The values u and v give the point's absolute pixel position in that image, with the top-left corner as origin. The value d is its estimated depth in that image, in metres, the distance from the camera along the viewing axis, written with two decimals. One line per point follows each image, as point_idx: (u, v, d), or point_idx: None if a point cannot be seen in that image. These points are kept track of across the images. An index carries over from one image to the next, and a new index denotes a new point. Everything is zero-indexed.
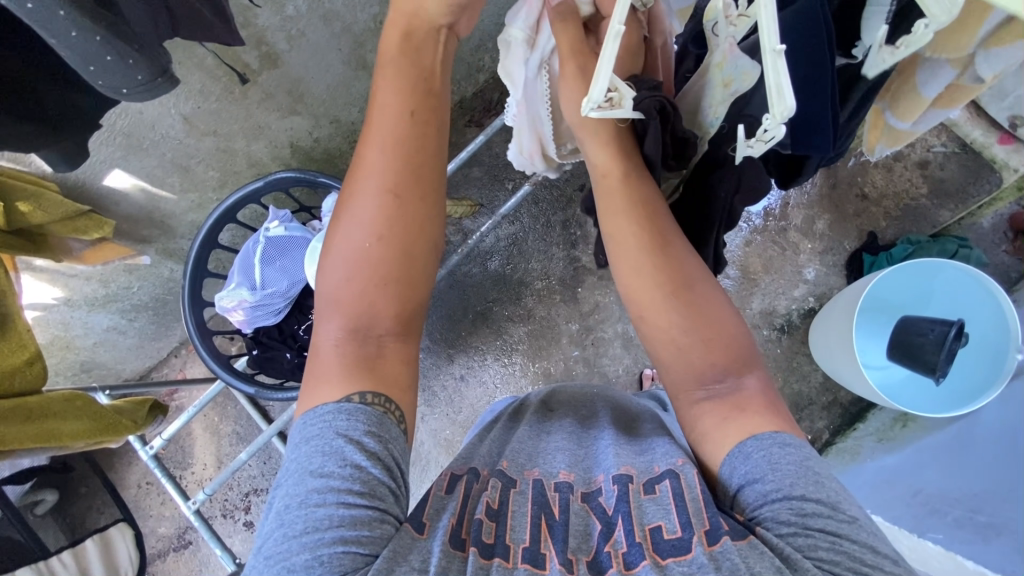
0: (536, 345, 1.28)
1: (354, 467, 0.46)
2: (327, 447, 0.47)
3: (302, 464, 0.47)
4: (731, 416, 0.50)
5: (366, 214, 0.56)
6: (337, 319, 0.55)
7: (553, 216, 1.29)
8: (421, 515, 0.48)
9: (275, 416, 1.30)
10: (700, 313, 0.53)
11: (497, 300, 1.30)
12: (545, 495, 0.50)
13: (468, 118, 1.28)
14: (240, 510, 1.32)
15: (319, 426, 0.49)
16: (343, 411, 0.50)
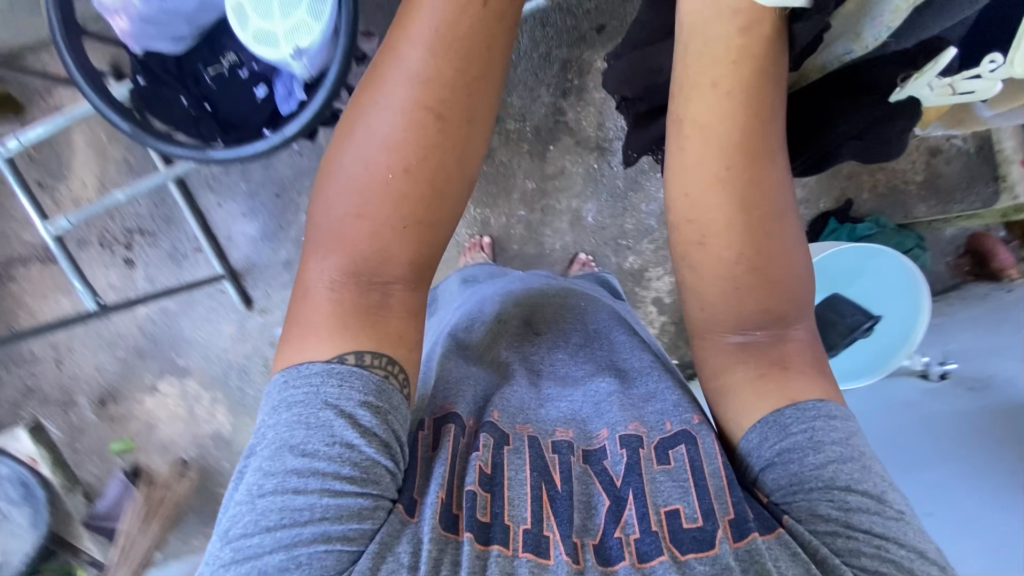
0: (485, 189, 1.30)
1: (343, 447, 0.52)
2: (320, 428, 0.53)
3: (295, 435, 0.53)
4: (769, 373, 0.61)
5: (381, 181, 0.55)
6: (336, 261, 0.57)
7: (556, 51, 1.23)
8: (412, 493, 0.55)
9: (195, 187, 1.27)
10: (772, 246, 0.58)
11: None
12: (545, 460, 0.58)
13: None
14: (120, 245, 1.30)
15: (309, 392, 0.54)
16: (349, 382, 0.55)
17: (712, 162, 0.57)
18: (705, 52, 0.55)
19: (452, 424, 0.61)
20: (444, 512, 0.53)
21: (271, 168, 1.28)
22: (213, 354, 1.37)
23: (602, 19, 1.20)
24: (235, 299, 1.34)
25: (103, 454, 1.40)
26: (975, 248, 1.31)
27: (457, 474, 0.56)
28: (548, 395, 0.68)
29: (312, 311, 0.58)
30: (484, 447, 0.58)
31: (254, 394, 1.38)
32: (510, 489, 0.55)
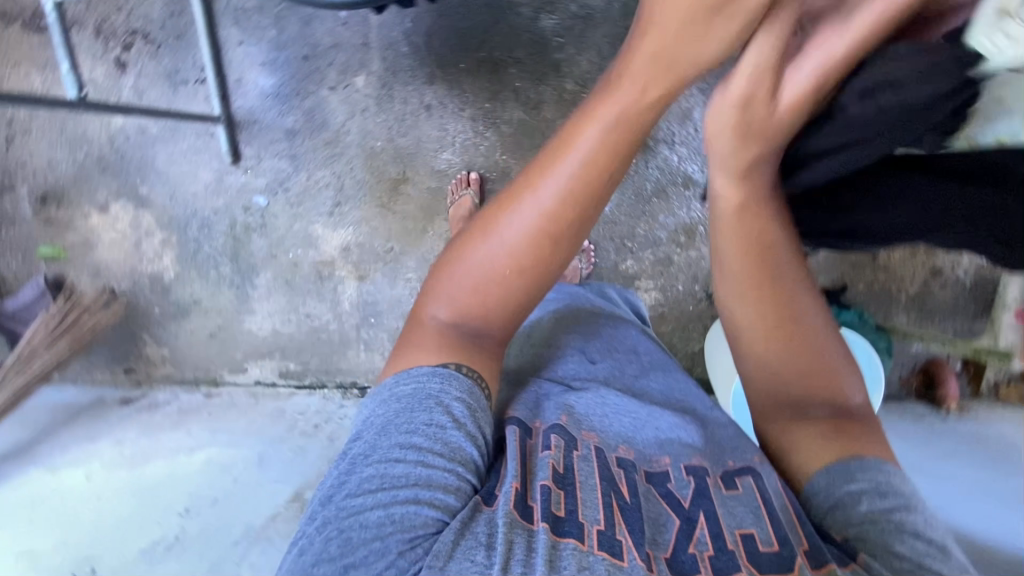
0: (518, 139, 1.24)
1: (438, 426, 0.60)
2: (422, 406, 0.61)
3: (398, 417, 0.61)
4: (831, 434, 0.66)
5: (504, 267, 0.64)
6: (445, 307, 0.67)
7: None
8: (491, 487, 0.61)
9: (223, 14, 1.16)
10: (806, 349, 0.67)
11: (519, 62, 1.19)
12: (611, 471, 0.64)
13: None
14: (118, 43, 1.17)
15: (412, 386, 0.63)
16: (449, 382, 0.63)
17: (758, 298, 0.67)
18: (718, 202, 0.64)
19: (523, 429, 0.67)
20: (522, 507, 0.59)
21: (307, 27, 1.17)
22: (178, 195, 1.27)
23: None
24: (223, 148, 1.24)
25: (29, 254, 1.30)
26: (928, 370, 1.38)
27: (535, 470, 0.63)
28: (614, 409, 0.72)
29: (420, 345, 0.66)
30: (554, 446, 0.65)
31: (209, 253, 1.31)
32: (581, 491, 0.61)
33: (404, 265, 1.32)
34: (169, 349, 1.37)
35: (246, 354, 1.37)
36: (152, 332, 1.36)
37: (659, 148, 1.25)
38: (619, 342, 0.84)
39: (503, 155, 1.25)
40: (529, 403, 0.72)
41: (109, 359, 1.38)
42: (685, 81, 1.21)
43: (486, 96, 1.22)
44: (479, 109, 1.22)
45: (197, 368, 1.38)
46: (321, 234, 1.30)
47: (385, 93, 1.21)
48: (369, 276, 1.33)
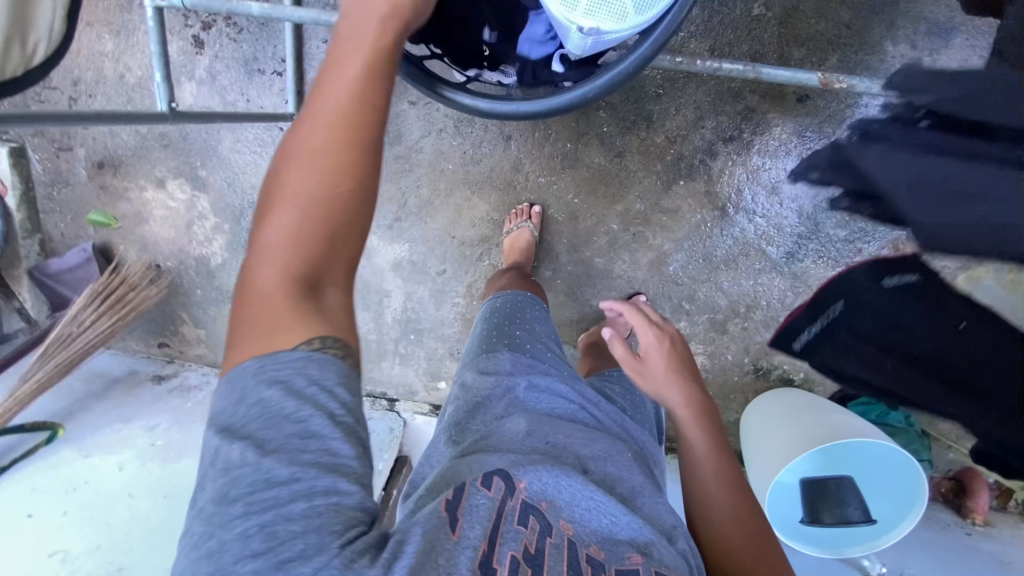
0: (593, 184, 1.19)
1: (329, 420, 0.42)
2: (305, 380, 0.43)
3: (273, 407, 0.42)
4: None
5: (326, 204, 0.43)
6: (270, 286, 0.43)
7: (746, 91, 1.10)
8: (455, 514, 0.51)
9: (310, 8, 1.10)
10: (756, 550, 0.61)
11: (610, 106, 1.13)
12: (579, 564, 0.52)
13: None
14: (198, 22, 1.12)
15: (285, 370, 0.42)
16: (311, 357, 0.43)
17: (727, 489, 0.66)
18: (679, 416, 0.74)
19: (506, 487, 0.55)
20: (486, 559, 0.48)
21: None
22: (235, 183, 1.23)
23: (810, 89, 1.09)
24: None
25: (80, 218, 1.28)
26: (962, 480, 1.34)
27: (504, 533, 0.51)
28: (595, 493, 0.58)
29: (251, 341, 0.43)
30: (531, 521, 0.53)
31: None
32: (548, 571, 0.50)
33: (453, 289, 1.29)
34: (204, 332, 1.36)
35: None
36: (190, 312, 1.35)
37: (739, 216, 1.19)
38: (604, 435, 0.70)
39: (575, 196, 1.20)
40: (510, 462, 0.59)
41: (145, 330, 1.38)
42: (782, 152, 1.14)
43: (568, 136, 1.16)
44: (559, 147, 1.17)
45: None
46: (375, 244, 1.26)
47: (464, 115, 1.15)
48: (416, 293, 1.30)
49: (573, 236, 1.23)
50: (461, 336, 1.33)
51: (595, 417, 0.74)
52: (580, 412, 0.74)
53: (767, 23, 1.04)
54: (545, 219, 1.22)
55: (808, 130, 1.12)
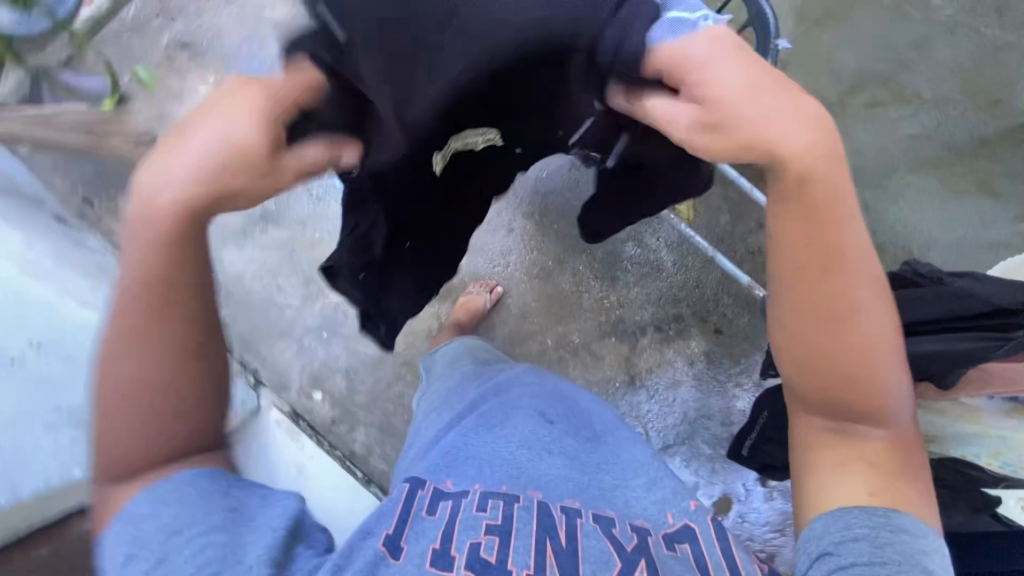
0: (548, 302, 1.39)
1: (225, 510, 0.57)
2: (214, 491, 0.57)
3: (193, 507, 0.56)
4: (847, 464, 0.62)
5: (171, 416, 0.55)
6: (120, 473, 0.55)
7: (685, 303, 1.40)
8: (396, 539, 0.60)
9: None
10: (852, 388, 0.59)
11: (590, 254, 1.40)
12: (550, 517, 0.62)
13: None
14: None
15: (177, 500, 0.55)
16: (202, 479, 0.57)
17: (828, 324, 0.56)
18: (816, 240, 0.54)
19: (455, 491, 0.65)
20: (440, 551, 0.58)
21: None
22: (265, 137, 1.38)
23: (725, 328, 1.40)
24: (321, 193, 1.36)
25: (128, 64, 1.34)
26: None
27: (461, 525, 0.60)
28: (556, 469, 0.68)
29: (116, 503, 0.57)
30: (491, 508, 0.62)
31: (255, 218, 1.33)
32: (515, 538, 0.60)
33: None
34: None
35: None
36: None
37: (639, 391, 1.39)
38: (589, 419, 0.79)
39: (531, 302, 1.39)
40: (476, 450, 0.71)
41: (85, 180, 1.32)
42: (689, 361, 1.40)
43: (552, 256, 1.40)
44: (540, 260, 1.40)
45: None
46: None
47: None
48: None
49: (511, 330, 1.38)
50: (366, 360, 1.34)
51: (562, 403, 0.80)
52: (546, 404, 0.78)
53: (716, 267, 1.40)
54: (498, 303, 1.37)
55: (712, 354, 1.40)
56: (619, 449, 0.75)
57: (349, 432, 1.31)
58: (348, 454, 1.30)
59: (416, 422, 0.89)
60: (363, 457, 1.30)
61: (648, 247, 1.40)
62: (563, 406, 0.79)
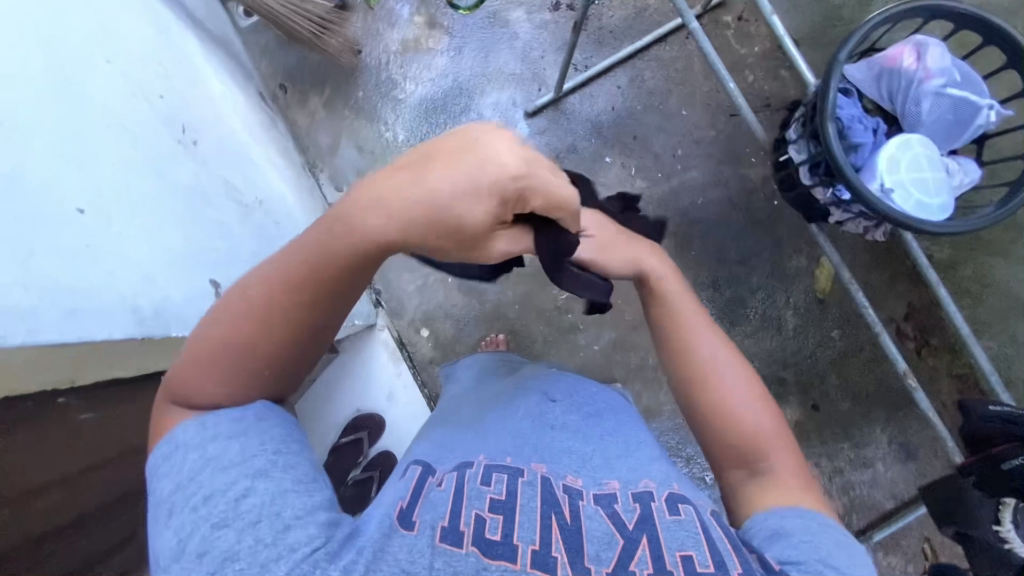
0: None
1: (270, 457, 0.53)
2: (262, 429, 0.55)
3: (237, 445, 0.53)
4: (769, 483, 0.65)
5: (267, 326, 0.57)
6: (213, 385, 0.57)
7: (791, 369, 1.39)
8: (408, 515, 0.53)
9: (636, 60, 1.41)
10: (741, 426, 0.69)
11: (718, 292, 1.40)
12: (553, 494, 0.56)
13: (915, 300, 1.38)
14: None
15: (216, 437, 0.54)
16: (256, 417, 0.56)
17: (732, 373, 0.72)
18: (701, 335, 0.76)
19: (461, 466, 0.60)
20: (450, 528, 0.51)
21: (659, 126, 1.41)
22: (434, 81, 1.40)
23: (821, 405, 1.38)
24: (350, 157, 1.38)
25: None
26: None
27: (467, 496, 0.55)
28: (560, 441, 0.64)
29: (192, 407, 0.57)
30: (496, 483, 0.57)
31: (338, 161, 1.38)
32: (521, 514, 0.54)
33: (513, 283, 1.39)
34: (322, 115, 1.39)
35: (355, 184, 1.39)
36: (335, 96, 1.39)
37: None
38: (597, 397, 0.73)
39: None
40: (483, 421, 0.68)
41: (288, 67, 1.39)
42: None
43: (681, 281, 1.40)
44: None
45: (316, 145, 1.38)
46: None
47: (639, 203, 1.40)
48: None
49: (619, 336, 1.39)
50: (478, 317, 1.39)
51: (568, 386, 0.74)
52: (554, 387, 0.73)
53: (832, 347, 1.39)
54: (614, 306, 1.39)
55: (802, 426, 1.39)
56: (618, 425, 0.69)
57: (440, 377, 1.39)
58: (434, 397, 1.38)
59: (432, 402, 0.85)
60: None
61: (774, 303, 1.40)
62: (568, 380, 0.76)
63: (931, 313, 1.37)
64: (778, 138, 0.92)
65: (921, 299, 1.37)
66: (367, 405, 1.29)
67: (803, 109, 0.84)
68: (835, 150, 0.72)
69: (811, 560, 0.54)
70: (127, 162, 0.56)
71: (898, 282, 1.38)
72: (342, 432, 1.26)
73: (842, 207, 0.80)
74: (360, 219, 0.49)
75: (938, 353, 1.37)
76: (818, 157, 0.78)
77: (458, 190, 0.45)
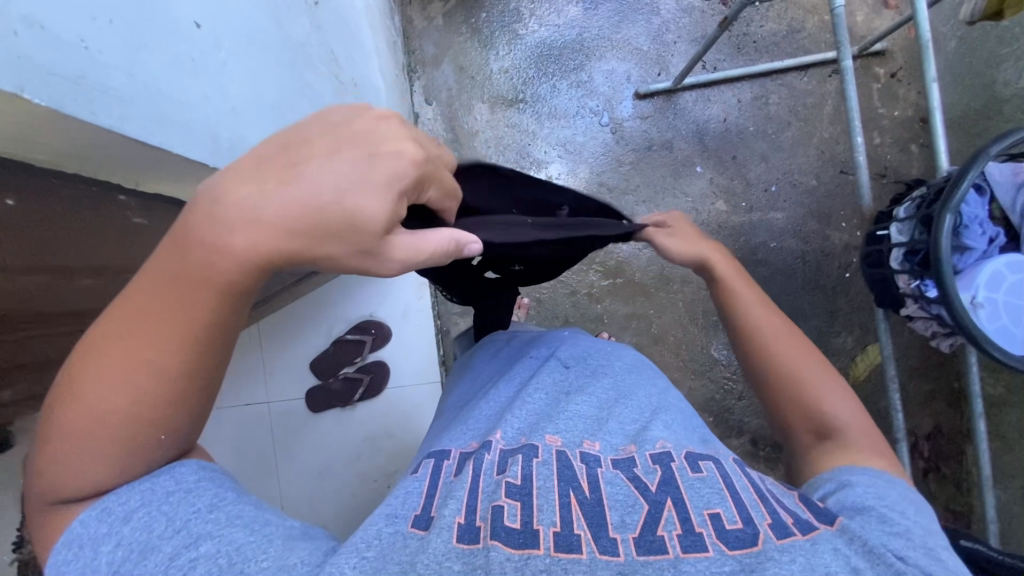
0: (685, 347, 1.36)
1: (215, 505, 0.47)
2: (191, 489, 0.48)
3: (166, 511, 0.45)
4: (840, 449, 0.63)
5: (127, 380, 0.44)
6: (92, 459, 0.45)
7: None
8: (425, 515, 0.52)
9: (768, 82, 1.34)
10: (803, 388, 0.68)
11: None
12: (569, 468, 0.55)
13: (942, 423, 1.32)
14: None
15: (133, 500, 0.46)
16: (174, 473, 0.48)
17: (784, 335, 0.72)
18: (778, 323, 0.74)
19: (480, 448, 0.60)
20: (467, 526, 0.49)
21: (763, 155, 1.34)
22: (559, 28, 1.35)
23: None
24: (452, 77, 1.35)
25: None
26: None
27: (481, 490, 0.53)
28: (573, 408, 0.64)
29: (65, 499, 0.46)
30: (511, 467, 0.55)
31: (437, 75, 1.35)
32: (538, 498, 0.52)
33: None
34: (439, 23, 1.36)
35: (445, 101, 1.35)
36: (458, 8, 1.36)
37: None
38: (615, 363, 0.72)
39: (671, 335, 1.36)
40: (497, 403, 0.68)
41: None
42: None
43: (720, 315, 1.36)
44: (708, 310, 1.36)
45: (422, 50, 1.36)
46: (552, 174, 1.34)
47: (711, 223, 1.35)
48: None
49: (639, 343, 1.36)
50: None
51: (582, 351, 0.74)
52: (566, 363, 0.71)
53: None
54: (645, 311, 1.36)
55: None
56: (632, 388, 0.68)
57: (456, 314, 1.39)
58: (444, 330, 1.39)
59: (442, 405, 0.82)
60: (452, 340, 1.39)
61: None
62: (583, 347, 0.75)
63: (953, 442, 1.32)
64: (884, 211, 0.86)
65: (949, 425, 1.32)
66: (381, 313, 1.33)
67: (923, 190, 0.79)
68: (943, 244, 0.66)
69: (875, 509, 0.53)
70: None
71: (934, 401, 1.32)
72: (350, 328, 1.31)
73: (921, 302, 0.76)
74: (234, 235, 0.41)
75: (943, 483, 1.32)
76: (919, 244, 0.73)
77: (344, 190, 0.41)
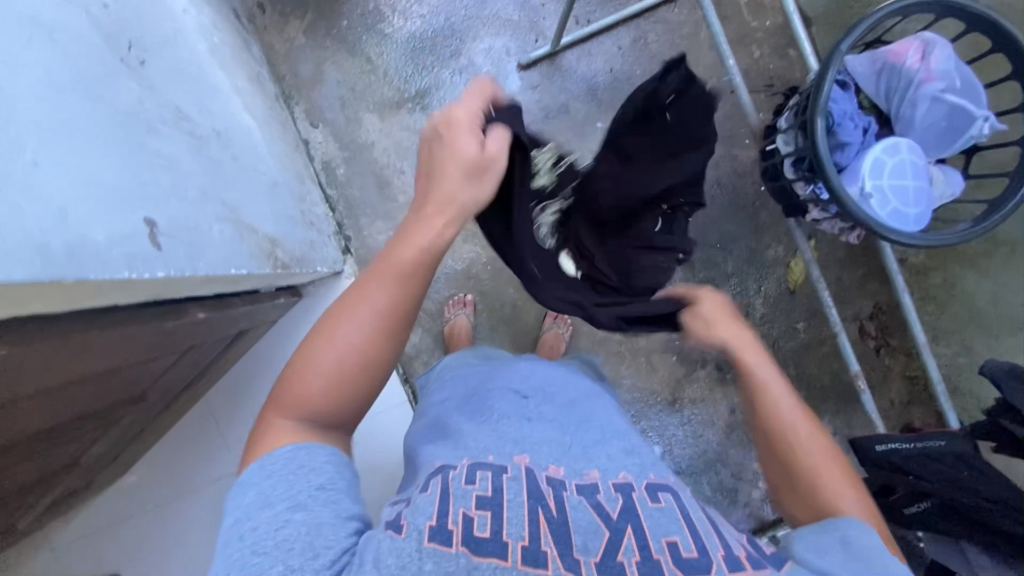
0: None
1: (319, 485, 0.51)
2: (316, 466, 0.52)
3: (288, 479, 0.51)
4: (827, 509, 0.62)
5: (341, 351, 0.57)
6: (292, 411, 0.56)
7: None
8: (400, 519, 0.50)
9: (642, 23, 1.34)
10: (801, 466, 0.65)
11: (693, 273, 1.39)
12: (539, 487, 0.52)
13: (882, 301, 1.39)
14: None
15: (291, 468, 0.52)
16: (313, 452, 0.53)
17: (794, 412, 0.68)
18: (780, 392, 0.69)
19: (444, 467, 0.56)
20: (439, 526, 0.47)
21: None
22: (427, 18, 1.31)
23: None
24: (333, 96, 1.30)
25: None
26: None
27: (452, 494, 0.51)
28: (538, 434, 0.60)
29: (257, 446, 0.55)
30: (480, 480, 0.52)
31: (317, 97, 1.30)
32: (508, 510, 0.50)
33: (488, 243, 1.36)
34: (304, 44, 1.30)
35: (332, 121, 1.30)
36: (317, 23, 1.30)
37: (674, 414, 1.40)
38: (582, 396, 0.70)
39: None
40: (460, 426, 0.63)
41: None
42: (732, 409, 1.41)
43: None
44: None
45: (294, 75, 1.29)
46: None
47: None
48: None
49: None
50: (450, 275, 1.36)
51: (541, 381, 0.70)
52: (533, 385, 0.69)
53: (796, 338, 1.40)
54: None
55: None
56: (591, 415, 0.66)
57: None
58: None
59: (407, 439, 0.73)
60: (409, 356, 1.37)
61: (746, 290, 1.39)
62: (540, 376, 0.72)
63: (896, 315, 1.39)
64: (768, 126, 0.89)
65: (889, 301, 1.39)
66: None
67: (798, 98, 0.81)
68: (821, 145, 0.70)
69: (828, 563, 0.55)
70: (54, 77, 0.49)
71: (869, 282, 1.39)
72: None
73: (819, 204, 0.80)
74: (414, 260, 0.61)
75: (895, 354, 1.39)
76: (802, 153, 0.76)
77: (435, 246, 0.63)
